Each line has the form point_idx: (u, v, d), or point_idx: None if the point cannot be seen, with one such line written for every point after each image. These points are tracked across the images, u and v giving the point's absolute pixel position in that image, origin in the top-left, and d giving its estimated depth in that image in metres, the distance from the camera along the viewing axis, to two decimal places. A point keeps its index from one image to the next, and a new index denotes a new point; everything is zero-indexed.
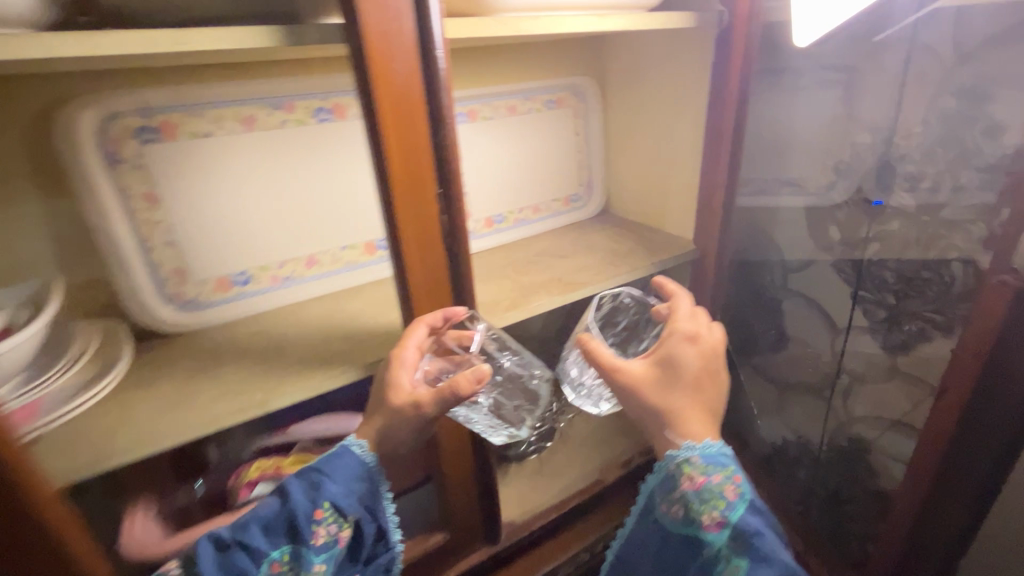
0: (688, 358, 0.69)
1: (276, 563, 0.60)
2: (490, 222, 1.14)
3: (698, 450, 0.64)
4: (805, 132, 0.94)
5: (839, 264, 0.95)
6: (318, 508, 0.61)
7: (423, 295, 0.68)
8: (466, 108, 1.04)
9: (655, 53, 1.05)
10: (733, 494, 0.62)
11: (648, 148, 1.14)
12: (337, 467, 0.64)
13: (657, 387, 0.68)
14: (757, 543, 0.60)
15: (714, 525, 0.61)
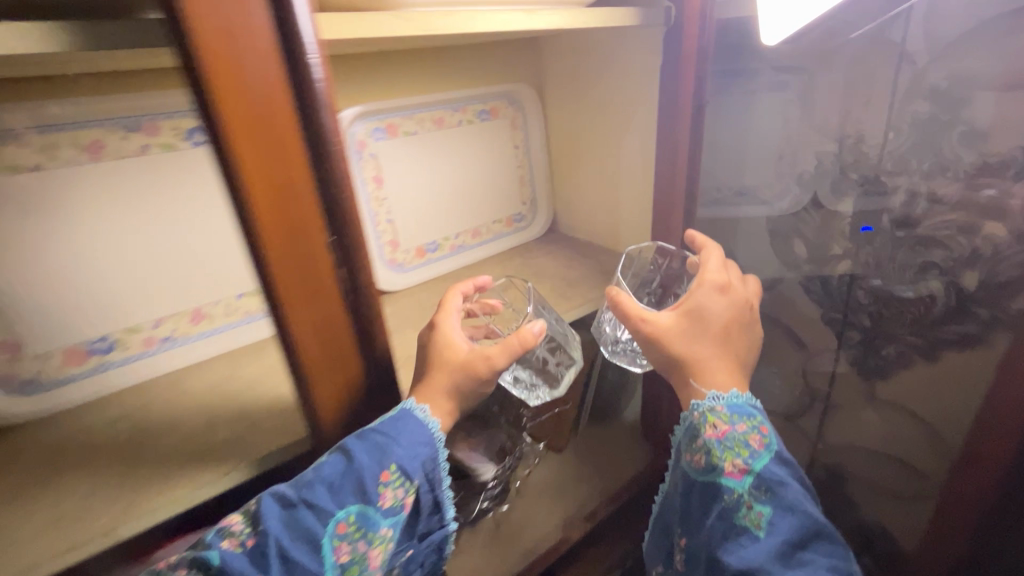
0: (717, 307, 0.65)
1: (344, 524, 0.52)
2: (423, 251, 0.99)
3: (724, 399, 0.60)
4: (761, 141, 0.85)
5: (808, 283, 0.86)
6: (387, 466, 0.54)
7: (326, 371, 0.53)
8: (384, 122, 0.90)
9: (596, 56, 0.94)
10: (758, 443, 0.58)
11: (595, 161, 1.03)
12: (405, 429, 0.57)
13: (685, 335, 0.64)
14: (781, 492, 0.55)
15: (735, 474, 0.57)
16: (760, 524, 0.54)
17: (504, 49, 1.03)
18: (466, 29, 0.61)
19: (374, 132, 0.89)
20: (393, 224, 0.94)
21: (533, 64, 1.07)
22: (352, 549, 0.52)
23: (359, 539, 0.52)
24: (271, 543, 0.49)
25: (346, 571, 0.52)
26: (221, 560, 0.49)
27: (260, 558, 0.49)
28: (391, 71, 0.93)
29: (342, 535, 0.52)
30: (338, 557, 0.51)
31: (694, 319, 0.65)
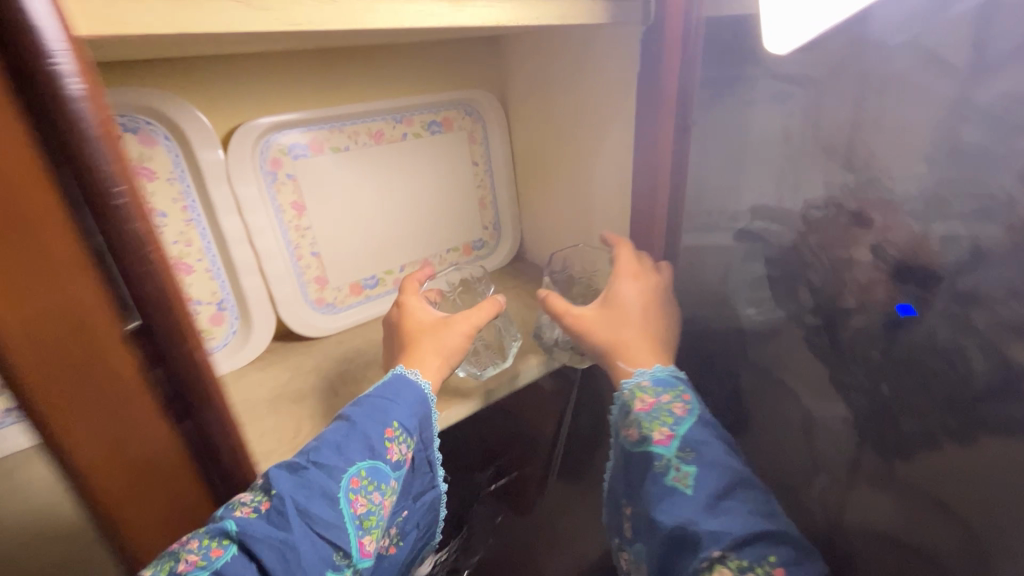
0: (632, 292, 0.70)
1: (359, 478, 0.50)
2: (359, 287, 0.83)
3: (648, 373, 0.63)
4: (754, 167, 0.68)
5: (809, 339, 0.68)
6: (387, 424, 0.55)
7: (135, 496, 0.39)
8: (306, 137, 0.74)
9: (565, 60, 0.79)
10: (682, 410, 0.60)
11: (565, 181, 0.88)
12: (400, 391, 0.58)
13: (606, 323, 0.68)
14: (705, 452, 0.56)
15: (664, 441, 0.57)
16: (689, 483, 0.53)
17: (461, 49, 0.88)
18: (360, 25, 0.45)
19: (293, 148, 0.73)
20: (320, 258, 0.78)
21: (495, 66, 0.91)
22: (368, 502, 0.50)
23: (373, 491, 0.51)
24: (291, 504, 0.46)
25: (365, 526, 0.49)
26: (242, 530, 0.43)
27: (279, 517, 0.45)
28: (323, 74, 0.76)
29: (358, 488, 0.50)
30: (355, 513, 0.49)
31: (613, 305, 0.70)
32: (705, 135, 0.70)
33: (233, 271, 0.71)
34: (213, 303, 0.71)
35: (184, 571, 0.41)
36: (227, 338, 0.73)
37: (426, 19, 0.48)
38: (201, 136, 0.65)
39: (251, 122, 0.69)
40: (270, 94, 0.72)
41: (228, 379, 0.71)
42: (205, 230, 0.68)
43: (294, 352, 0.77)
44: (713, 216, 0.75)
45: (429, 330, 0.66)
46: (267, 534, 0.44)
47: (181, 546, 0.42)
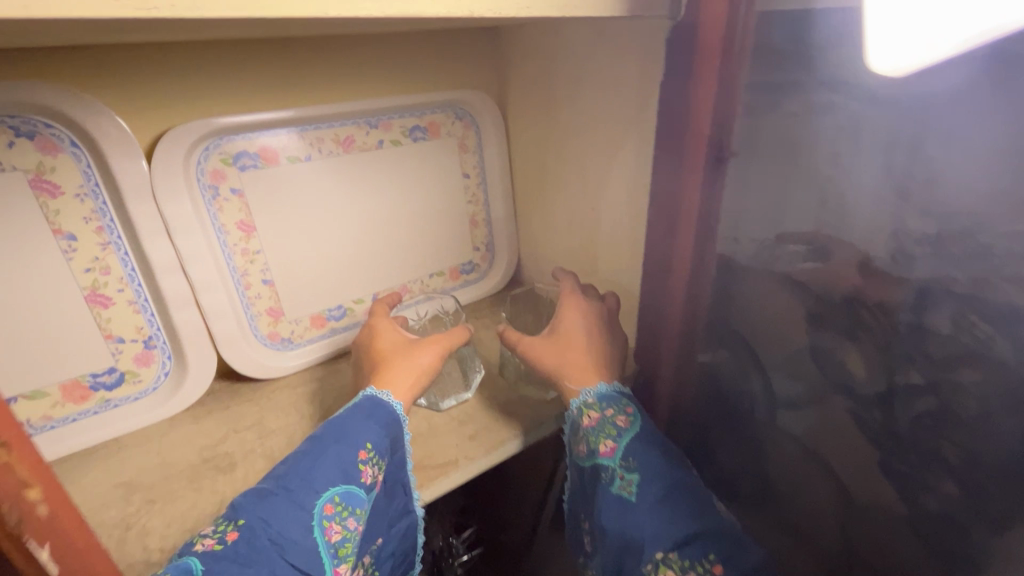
0: (572, 323, 0.63)
1: (332, 504, 0.46)
2: (321, 319, 0.71)
3: (593, 391, 0.57)
4: (800, 199, 0.55)
5: (862, 413, 0.58)
6: (361, 447, 0.50)
7: None
8: (255, 144, 0.61)
9: (574, 59, 0.65)
10: (626, 421, 0.55)
11: (571, 202, 0.75)
12: (373, 409, 0.53)
13: (549, 353, 0.61)
14: (651, 462, 0.51)
15: (610, 452, 0.53)
16: (633, 492, 0.49)
17: (454, 40, 0.73)
18: (251, 16, 0.33)
19: (240, 157, 0.60)
20: (274, 286, 0.66)
21: (494, 63, 0.77)
22: (342, 528, 0.46)
23: (347, 517, 0.47)
24: (256, 538, 0.42)
25: (339, 555, 0.45)
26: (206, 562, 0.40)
27: (246, 552, 0.41)
28: (279, 68, 0.62)
29: (331, 515, 0.46)
30: (329, 541, 0.45)
31: (557, 337, 0.63)
32: (745, 164, 0.58)
33: (163, 303, 0.59)
34: (140, 340, 0.59)
35: None
36: (159, 381, 0.62)
37: (351, 11, 0.36)
38: (117, 144, 0.53)
39: (185, 126, 0.56)
40: (212, 90, 0.59)
41: (155, 431, 0.60)
42: (128, 255, 0.57)
43: (239, 398, 0.65)
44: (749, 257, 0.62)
45: (397, 348, 0.60)
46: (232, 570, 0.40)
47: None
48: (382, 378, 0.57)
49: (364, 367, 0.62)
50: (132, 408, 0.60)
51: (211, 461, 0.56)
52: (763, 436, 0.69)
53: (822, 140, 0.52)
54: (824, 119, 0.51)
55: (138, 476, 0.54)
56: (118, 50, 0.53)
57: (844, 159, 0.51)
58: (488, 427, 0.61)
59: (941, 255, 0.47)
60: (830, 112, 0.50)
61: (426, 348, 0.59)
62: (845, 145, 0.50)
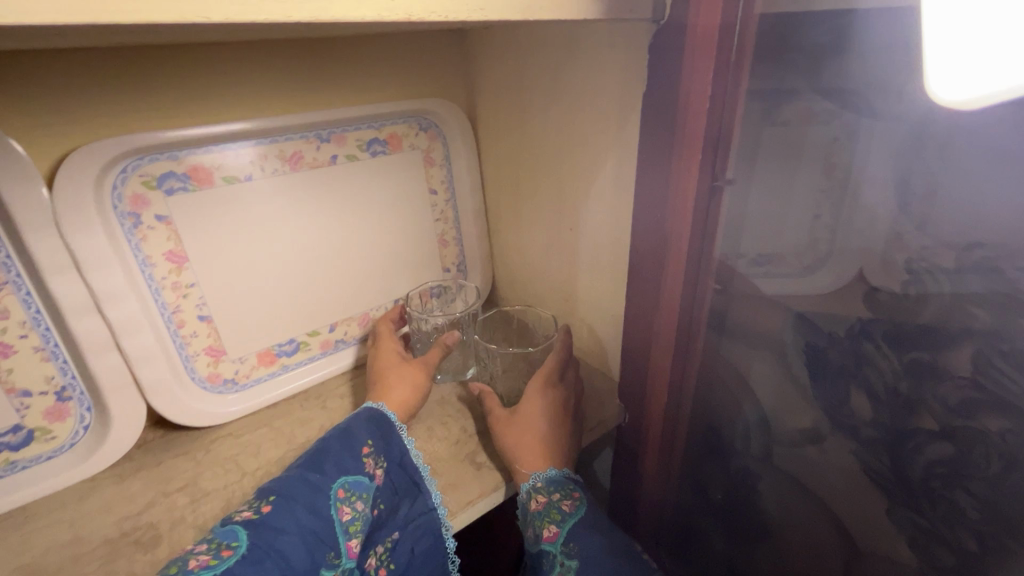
0: (535, 410, 0.56)
1: (344, 488, 0.46)
2: (271, 355, 0.63)
3: (540, 474, 0.52)
4: (799, 224, 0.49)
5: (869, 458, 0.52)
6: (363, 442, 0.50)
7: None
8: (183, 164, 0.53)
9: (546, 64, 0.58)
10: (572, 506, 0.50)
11: (542, 221, 0.68)
12: (365, 415, 0.53)
13: (507, 433, 0.56)
14: (597, 548, 0.46)
15: (552, 537, 0.48)
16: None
17: (414, 43, 0.66)
18: (98, 24, 0.24)
19: (166, 180, 0.53)
20: (213, 323, 0.58)
21: (460, 68, 0.70)
22: (354, 509, 0.46)
23: (357, 499, 0.47)
24: (283, 512, 0.42)
25: (351, 532, 0.45)
26: (247, 530, 0.40)
27: (269, 530, 0.41)
28: (210, 76, 0.54)
29: (342, 498, 0.46)
30: (342, 519, 0.45)
31: (517, 420, 0.56)
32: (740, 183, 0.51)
33: (77, 350, 0.51)
34: (51, 392, 0.51)
35: (195, 567, 0.37)
36: (77, 436, 0.54)
37: (246, 15, 0.27)
38: (7, 168, 0.44)
39: (95, 146, 0.48)
40: (130, 105, 0.51)
41: (71, 496, 0.52)
42: (31, 295, 0.49)
43: (174, 450, 0.58)
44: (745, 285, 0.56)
45: (395, 364, 0.61)
46: (260, 544, 0.40)
47: (189, 551, 0.39)
48: (385, 394, 0.58)
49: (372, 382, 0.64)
50: (44, 469, 0.52)
51: (131, 535, 0.48)
52: (755, 473, 0.63)
53: (823, 159, 0.46)
54: (824, 134, 0.45)
55: (42, 558, 0.46)
56: (8, 59, 0.44)
57: (849, 181, 0.45)
58: (456, 481, 0.54)
59: (960, 289, 0.41)
60: (829, 127, 0.45)
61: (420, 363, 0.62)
62: (849, 165, 0.45)
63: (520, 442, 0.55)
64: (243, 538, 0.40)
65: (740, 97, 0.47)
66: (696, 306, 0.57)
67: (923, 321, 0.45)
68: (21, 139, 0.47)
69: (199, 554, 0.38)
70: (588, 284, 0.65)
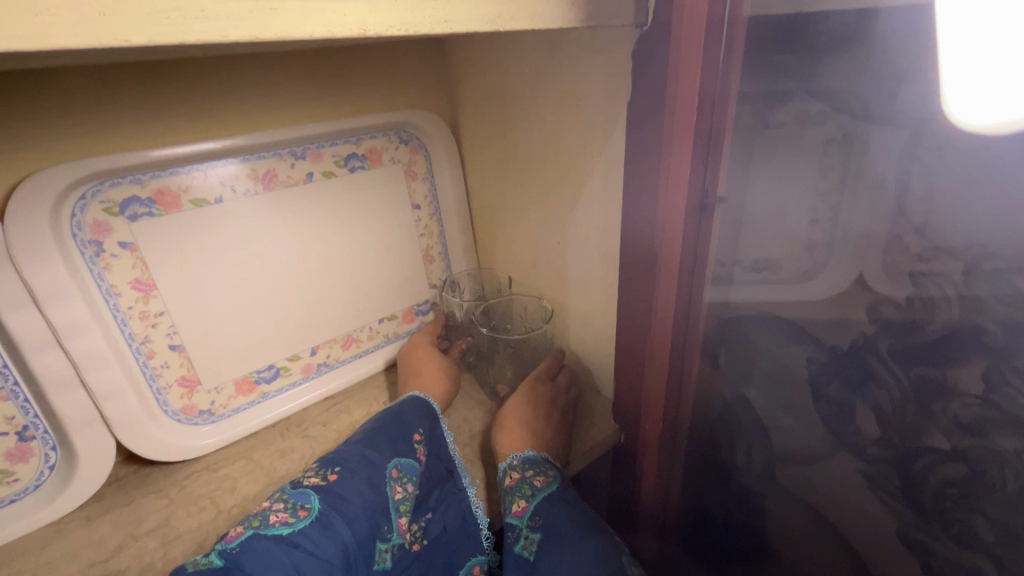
0: (518, 409, 0.58)
1: (396, 468, 0.49)
2: (250, 382, 0.61)
3: (518, 454, 0.53)
4: (796, 232, 0.47)
5: (878, 476, 0.49)
6: (413, 428, 0.53)
7: None
8: (148, 188, 0.51)
9: (526, 74, 0.55)
10: (544, 482, 0.50)
11: (530, 234, 0.65)
12: (416, 407, 0.56)
13: (498, 428, 0.57)
14: (563, 524, 0.46)
15: (519, 512, 0.47)
16: (534, 552, 0.44)
17: (392, 54, 0.63)
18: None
19: (130, 205, 0.50)
20: (185, 352, 0.56)
21: (440, 78, 0.68)
22: (405, 489, 0.48)
23: (407, 480, 0.49)
24: (350, 484, 0.45)
25: (401, 510, 0.47)
26: (318, 495, 0.44)
27: (333, 499, 0.44)
28: (176, 94, 0.51)
29: (395, 477, 0.48)
30: (394, 497, 0.47)
31: (504, 417, 0.58)
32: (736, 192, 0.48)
33: (38, 388, 0.48)
34: (11, 433, 0.48)
35: (275, 521, 0.41)
36: (41, 477, 0.51)
37: (177, 35, 0.24)
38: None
39: (50, 172, 0.46)
40: (90, 127, 0.48)
41: (35, 541, 0.49)
42: None
43: (148, 487, 0.55)
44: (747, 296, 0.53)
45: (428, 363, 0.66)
46: (326, 513, 0.43)
47: (266, 509, 0.43)
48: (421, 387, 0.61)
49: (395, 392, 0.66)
50: (7, 514, 0.49)
51: None
52: (758, 489, 0.60)
53: (818, 162, 0.44)
54: (818, 137, 0.43)
55: None
56: None
57: (846, 186, 0.43)
58: None
59: (968, 300, 0.39)
60: (824, 129, 0.42)
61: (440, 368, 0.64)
62: (845, 164, 0.42)
63: (504, 435, 0.56)
64: (315, 501, 0.43)
65: (731, 101, 0.44)
66: (690, 325, 0.52)
67: (931, 335, 0.42)
68: None
69: (276, 509, 0.42)
70: (578, 300, 0.61)
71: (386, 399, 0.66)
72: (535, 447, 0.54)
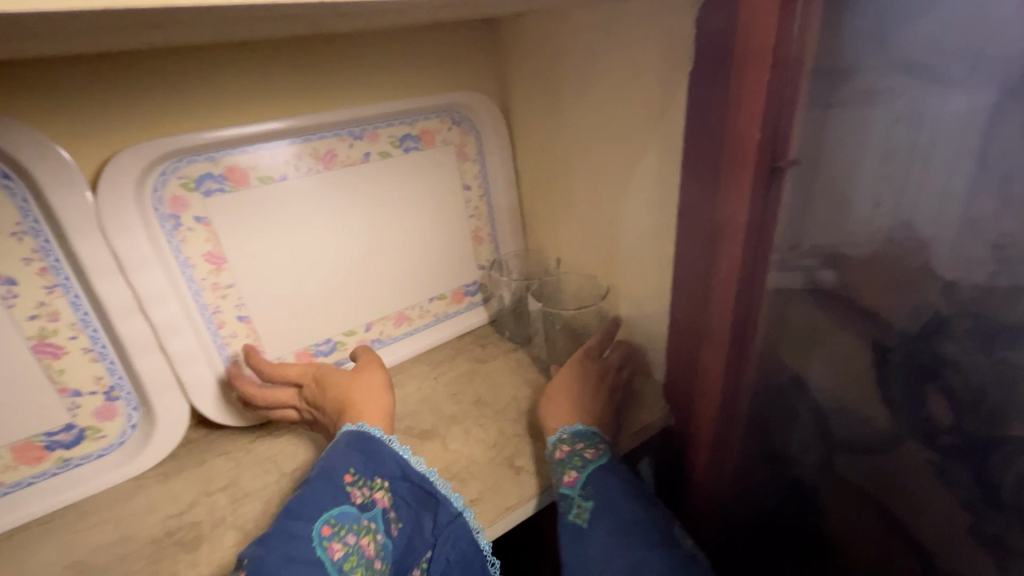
0: (571, 386, 0.57)
1: (329, 524, 0.40)
2: (308, 354, 0.63)
3: (567, 429, 0.52)
4: (860, 210, 0.45)
5: (952, 468, 0.47)
6: (342, 473, 0.43)
7: None
8: (220, 165, 0.53)
9: (580, 52, 0.55)
10: (594, 454, 0.49)
11: (579, 214, 0.64)
12: (342, 443, 0.46)
13: (552, 400, 0.56)
14: (617, 496, 0.46)
15: (570, 483, 0.47)
16: (588, 520, 0.45)
17: (446, 36, 0.64)
18: (111, 10, 0.22)
19: (204, 181, 0.53)
20: (251, 323, 0.59)
21: (491, 59, 0.68)
22: (347, 544, 0.40)
23: (347, 532, 0.40)
24: (271, 559, 0.36)
25: (348, 569, 0.39)
26: None
27: None
28: (243, 77, 0.54)
29: (329, 536, 0.40)
30: (334, 560, 0.39)
31: (558, 390, 0.57)
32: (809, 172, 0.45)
33: (123, 351, 0.52)
34: (99, 392, 0.52)
35: None
36: (125, 435, 0.55)
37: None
38: (52, 172, 0.45)
39: (135, 149, 0.49)
40: (168, 106, 0.51)
41: (119, 494, 0.53)
42: (79, 298, 0.50)
43: (216, 449, 0.58)
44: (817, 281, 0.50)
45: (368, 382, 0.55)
46: None
47: None
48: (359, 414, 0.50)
49: (444, 370, 0.67)
50: (96, 467, 0.54)
51: (175, 534, 0.48)
52: (812, 482, 0.58)
53: (885, 140, 0.42)
54: (885, 115, 0.41)
55: (91, 556, 0.47)
56: (56, 70, 0.46)
57: (918, 163, 0.41)
58: (493, 486, 0.50)
59: None
60: (891, 106, 0.40)
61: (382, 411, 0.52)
62: (921, 142, 0.40)
63: (556, 410, 0.55)
64: None
65: (806, 72, 0.41)
66: (750, 315, 0.49)
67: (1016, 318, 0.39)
68: (66, 146, 0.48)
69: None
70: (629, 281, 0.61)
71: (436, 375, 0.67)
72: (584, 424, 0.53)
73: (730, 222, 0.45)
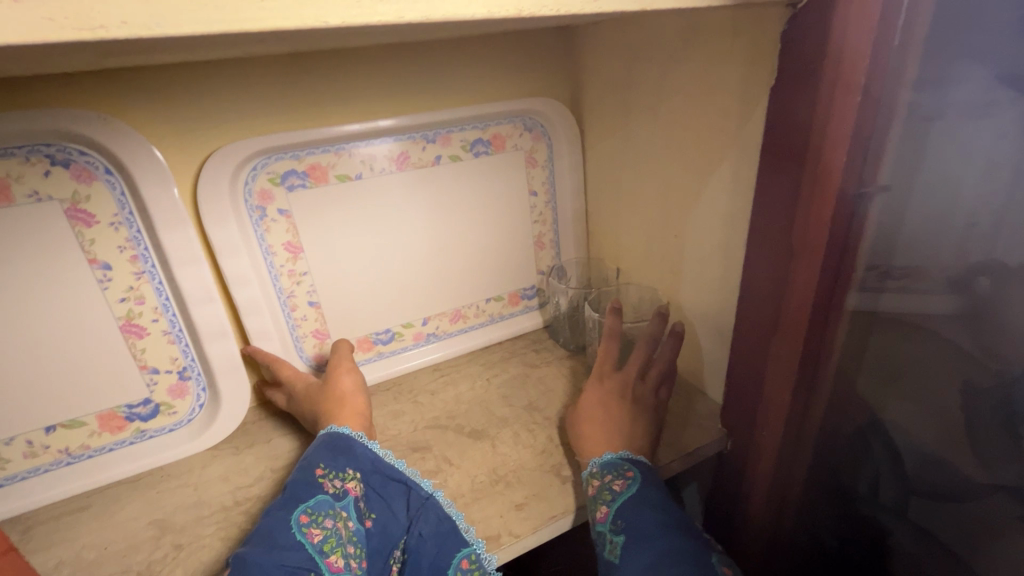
0: (614, 401, 0.54)
1: (305, 513, 0.41)
2: (369, 342, 0.67)
3: (596, 461, 0.49)
4: (948, 237, 0.41)
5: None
6: (315, 467, 0.46)
7: None
8: (304, 163, 0.57)
9: (658, 62, 0.53)
10: (623, 486, 0.46)
11: (643, 224, 0.63)
12: (321, 447, 0.49)
13: (594, 417, 0.53)
14: (642, 525, 0.42)
15: (601, 519, 0.45)
16: (618, 556, 0.42)
17: (521, 45, 0.65)
18: (231, 34, 0.24)
19: (289, 177, 0.57)
20: (320, 309, 0.62)
21: (565, 68, 0.68)
22: (325, 528, 0.41)
23: (324, 518, 0.42)
24: (254, 550, 0.38)
25: (327, 551, 0.40)
26: None
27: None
28: (328, 83, 0.57)
29: (308, 523, 0.41)
30: (312, 543, 0.40)
31: (599, 407, 0.54)
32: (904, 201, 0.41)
33: (196, 335, 0.57)
34: (174, 371, 0.57)
35: None
36: (194, 413, 0.60)
37: (363, 17, 0.26)
38: (146, 170, 0.50)
39: (230, 146, 0.53)
40: (258, 110, 0.54)
41: (196, 461, 0.58)
42: (162, 284, 0.55)
43: (282, 429, 0.62)
44: (914, 314, 0.45)
45: (347, 392, 0.56)
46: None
47: None
48: (335, 418, 0.53)
49: (497, 372, 0.68)
50: (167, 440, 0.59)
51: (242, 505, 0.52)
52: (886, 526, 0.53)
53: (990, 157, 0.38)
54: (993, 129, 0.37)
55: (171, 516, 0.51)
56: (165, 75, 0.50)
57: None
58: (539, 493, 0.50)
59: None
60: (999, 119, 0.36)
61: (359, 412, 0.54)
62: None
63: (594, 425, 0.53)
64: None
65: (904, 89, 0.37)
66: (825, 345, 0.46)
67: None
68: (172, 143, 0.52)
69: None
70: (693, 297, 0.58)
71: (488, 375, 0.68)
72: (631, 449, 0.50)
73: (806, 248, 0.42)
